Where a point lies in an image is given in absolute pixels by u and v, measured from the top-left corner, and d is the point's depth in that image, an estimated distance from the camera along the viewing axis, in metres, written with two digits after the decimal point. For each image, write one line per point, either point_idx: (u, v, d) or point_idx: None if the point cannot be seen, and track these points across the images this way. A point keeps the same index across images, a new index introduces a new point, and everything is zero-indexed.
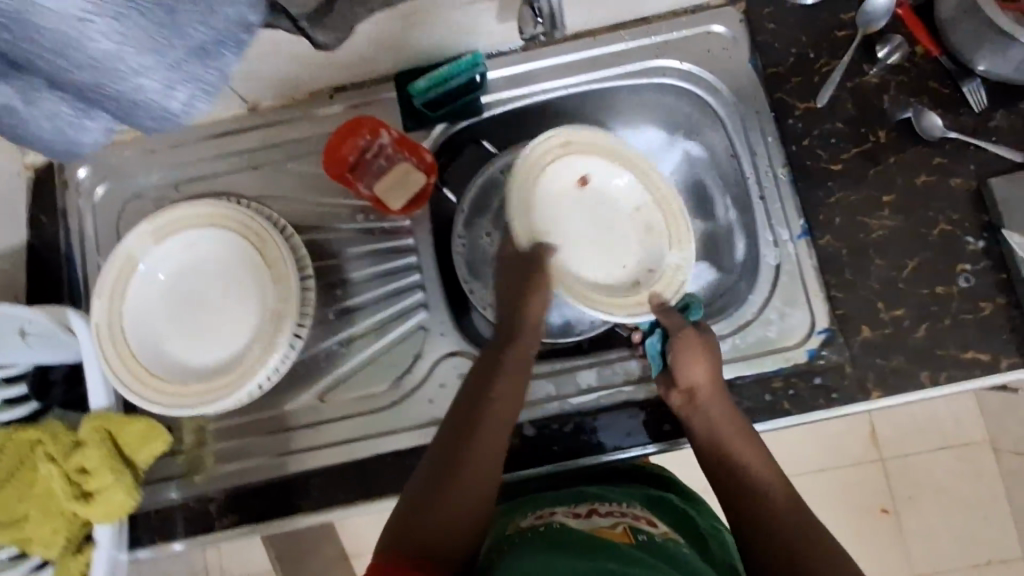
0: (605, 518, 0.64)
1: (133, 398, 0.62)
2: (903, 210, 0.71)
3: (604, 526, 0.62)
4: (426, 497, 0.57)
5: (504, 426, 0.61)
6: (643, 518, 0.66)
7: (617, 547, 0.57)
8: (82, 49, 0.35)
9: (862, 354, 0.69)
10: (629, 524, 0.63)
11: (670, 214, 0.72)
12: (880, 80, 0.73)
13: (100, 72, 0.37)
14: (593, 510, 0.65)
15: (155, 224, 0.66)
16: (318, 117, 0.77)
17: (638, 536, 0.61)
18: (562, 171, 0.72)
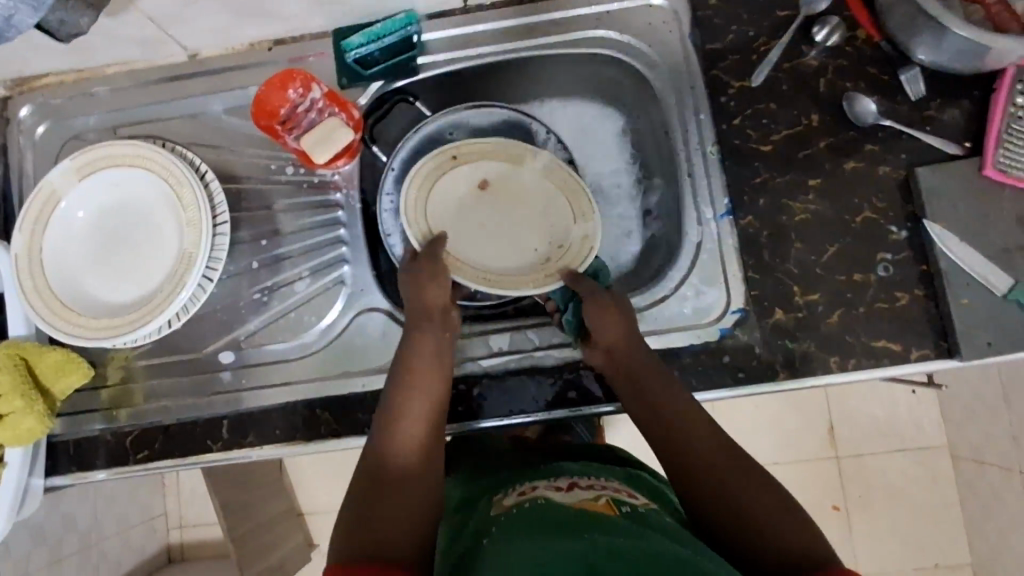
0: (587, 492, 0.60)
1: (44, 326, 0.64)
2: (827, 195, 0.70)
3: (587, 499, 0.58)
4: (383, 499, 0.58)
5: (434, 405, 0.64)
6: (623, 490, 0.62)
7: (602, 518, 0.53)
8: None
9: (772, 337, 0.69)
10: (611, 497, 0.60)
11: (573, 191, 0.75)
12: (818, 63, 0.72)
13: None
14: (575, 484, 0.62)
15: (77, 161, 0.67)
16: (256, 68, 0.77)
17: (623, 508, 0.57)
18: (458, 179, 0.76)
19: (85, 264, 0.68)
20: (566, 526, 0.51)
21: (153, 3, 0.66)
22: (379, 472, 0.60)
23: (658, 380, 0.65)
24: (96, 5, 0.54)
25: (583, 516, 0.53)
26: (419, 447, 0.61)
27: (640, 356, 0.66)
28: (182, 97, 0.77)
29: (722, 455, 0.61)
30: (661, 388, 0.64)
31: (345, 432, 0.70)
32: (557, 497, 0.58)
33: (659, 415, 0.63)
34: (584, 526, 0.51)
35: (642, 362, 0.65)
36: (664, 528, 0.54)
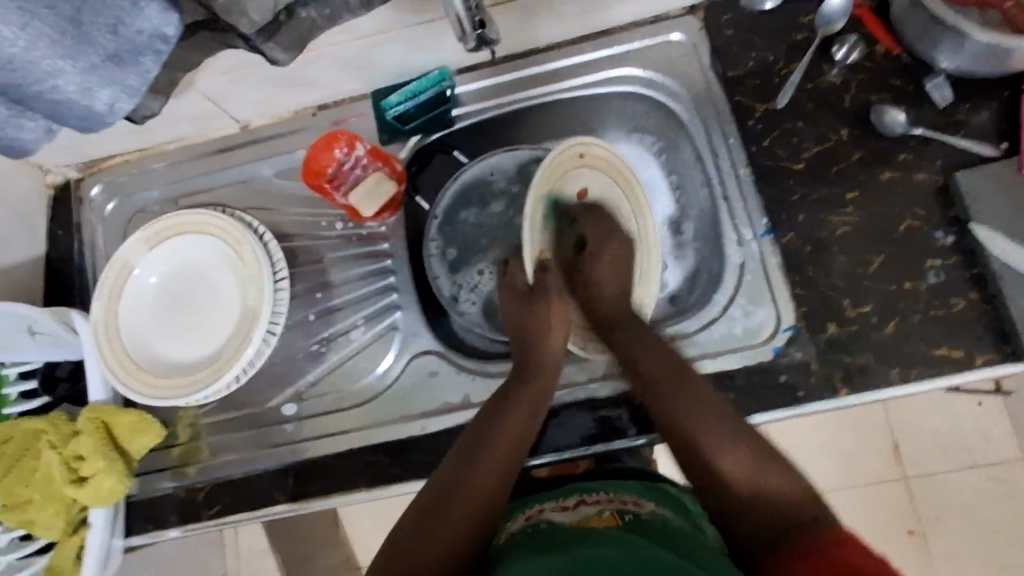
0: (592, 508, 0.62)
1: (123, 389, 0.68)
2: (867, 206, 0.71)
3: (592, 517, 0.60)
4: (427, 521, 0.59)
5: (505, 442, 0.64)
6: (630, 500, 0.64)
7: (602, 531, 0.55)
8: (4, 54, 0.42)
9: (826, 351, 0.68)
10: (614, 510, 0.61)
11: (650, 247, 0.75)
12: (841, 80, 0.73)
13: (24, 72, 0.44)
14: (581, 501, 0.63)
15: (147, 232, 0.72)
16: (300, 133, 0.82)
17: (625, 519, 0.60)
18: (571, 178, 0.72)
19: (155, 327, 0.72)
20: (555, 544, 0.53)
21: (206, 83, 0.72)
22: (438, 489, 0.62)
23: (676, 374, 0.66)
24: (165, 91, 0.59)
25: (586, 531, 0.55)
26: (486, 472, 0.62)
27: (646, 341, 0.69)
28: (235, 165, 0.82)
29: (741, 457, 0.59)
30: (681, 381, 0.65)
31: (407, 475, 0.71)
32: (560, 517, 0.61)
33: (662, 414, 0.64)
34: (579, 541, 0.53)
35: (652, 353, 0.68)
36: (666, 539, 0.56)
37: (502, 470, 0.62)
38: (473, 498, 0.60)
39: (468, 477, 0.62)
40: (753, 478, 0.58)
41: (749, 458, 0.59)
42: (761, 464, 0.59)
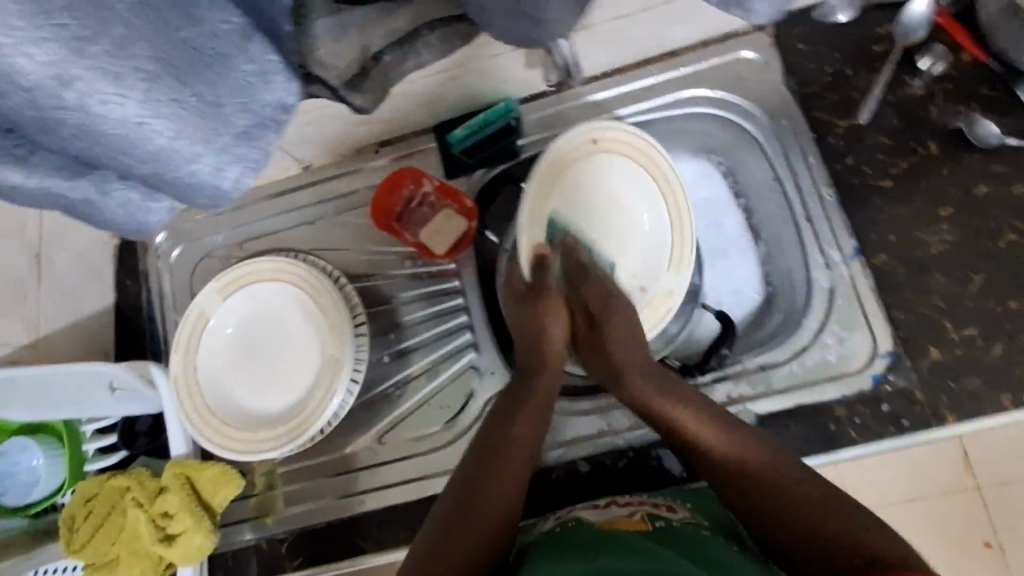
0: (622, 510, 0.62)
1: (208, 444, 0.68)
2: (963, 222, 0.68)
3: (621, 517, 0.60)
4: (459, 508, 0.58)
5: (528, 426, 0.64)
6: (663, 503, 0.63)
7: (623, 536, 0.55)
8: (128, 140, 0.30)
9: (931, 378, 0.65)
10: (647, 512, 0.61)
11: (679, 235, 0.71)
12: (924, 91, 0.71)
13: (158, 161, 0.31)
14: (613, 503, 0.64)
15: (220, 283, 0.71)
16: (364, 170, 0.81)
17: (657, 522, 0.59)
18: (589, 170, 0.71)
19: (233, 377, 0.71)
20: (578, 553, 0.54)
21: None
22: (466, 475, 0.61)
23: (657, 382, 0.65)
24: None
25: (606, 539, 0.55)
26: (515, 455, 0.62)
27: (631, 344, 0.66)
28: (301, 206, 0.82)
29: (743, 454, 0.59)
30: (669, 396, 0.64)
31: None
32: (589, 515, 0.62)
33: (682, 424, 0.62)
34: (599, 549, 0.53)
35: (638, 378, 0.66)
36: (696, 545, 0.54)
37: (524, 452, 0.63)
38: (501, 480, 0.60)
39: (493, 468, 0.61)
40: (784, 481, 0.56)
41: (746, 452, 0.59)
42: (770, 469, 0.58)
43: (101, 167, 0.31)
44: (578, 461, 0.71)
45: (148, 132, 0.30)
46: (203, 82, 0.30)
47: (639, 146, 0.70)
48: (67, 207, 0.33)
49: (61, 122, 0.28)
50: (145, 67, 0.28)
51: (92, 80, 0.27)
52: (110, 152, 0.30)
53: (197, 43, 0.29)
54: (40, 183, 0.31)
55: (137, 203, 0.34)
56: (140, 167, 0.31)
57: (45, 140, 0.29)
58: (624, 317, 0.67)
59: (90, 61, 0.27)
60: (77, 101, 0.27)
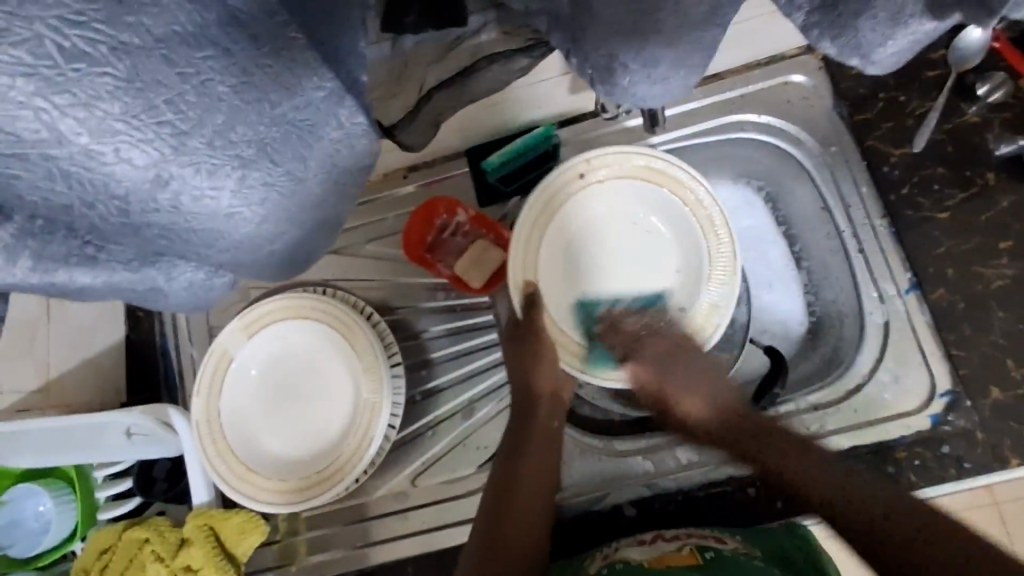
0: (669, 543, 0.60)
1: (235, 495, 0.63)
2: (1023, 256, 0.65)
3: (670, 552, 0.58)
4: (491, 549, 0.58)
5: (537, 452, 0.64)
6: (712, 535, 0.61)
7: None
8: (206, 225, 0.30)
9: (993, 419, 0.63)
10: (697, 544, 0.59)
11: (716, 246, 0.67)
12: (980, 120, 0.69)
13: (236, 243, 0.32)
14: (659, 536, 0.62)
15: (244, 319, 0.67)
16: (391, 197, 0.77)
17: (707, 554, 0.57)
18: (590, 200, 0.69)
19: (260, 420, 0.67)
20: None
21: None
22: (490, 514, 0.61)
23: (733, 423, 0.65)
24: None
25: None
26: (534, 487, 0.62)
27: (703, 398, 0.66)
28: None
29: (820, 480, 0.56)
30: (750, 437, 0.63)
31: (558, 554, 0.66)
32: (635, 553, 0.59)
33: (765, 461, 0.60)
34: None
35: (710, 421, 0.66)
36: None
37: (542, 480, 0.63)
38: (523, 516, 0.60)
39: (512, 497, 0.61)
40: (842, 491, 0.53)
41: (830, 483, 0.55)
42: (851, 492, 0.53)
43: (172, 255, 0.32)
44: (624, 504, 0.68)
45: (236, 221, 0.31)
46: (294, 158, 0.31)
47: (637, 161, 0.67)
48: (138, 295, 0.33)
49: (148, 224, 0.29)
50: (243, 153, 0.29)
51: (189, 174, 0.28)
52: (188, 237, 0.30)
53: (293, 118, 0.30)
54: (110, 280, 0.32)
55: (204, 280, 0.34)
56: (218, 254, 0.32)
57: (123, 241, 0.30)
58: (701, 370, 0.66)
59: (189, 157, 0.28)
60: (170, 201, 0.28)
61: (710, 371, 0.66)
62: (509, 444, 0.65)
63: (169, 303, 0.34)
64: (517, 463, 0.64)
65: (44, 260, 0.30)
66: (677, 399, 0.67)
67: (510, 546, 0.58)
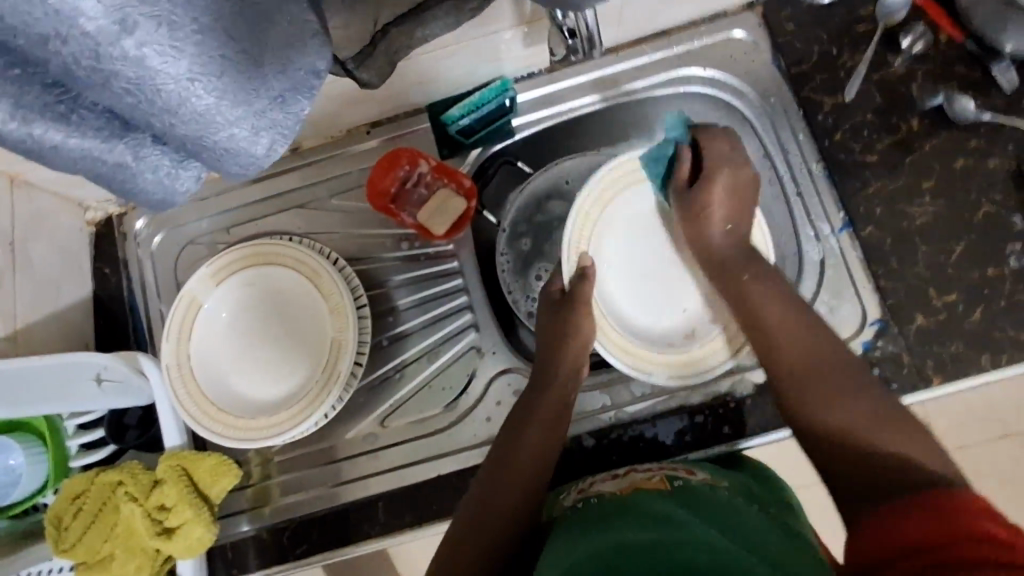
0: (643, 473, 0.63)
1: (202, 431, 0.65)
2: (944, 194, 0.71)
3: (641, 480, 0.62)
4: (483, 519, 0.61)
5: (541, 429, 0.65)
6: (683, 468, 0.64)
7: (647, 504, 0.55)
8: (166, 106, 0.29)
9: (917, 343, 0.68)
10: (667, 474, 0.62)
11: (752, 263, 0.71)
12: (906, 70, 0.74)
13: (199, 130, 0.31)
14: (632, 471, 0.64)
15: (212, 268, 0.69)
16: (356, 152, 0.80)
17: (676, 482, 0.60)
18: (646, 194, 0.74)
19: (229, 363, 0.69)
20: (590, 524, 0.54)
21: None
22: (487, 484, 0.63)
23: (740, 255, 0.67)
24: None
25: (628, 507, 0.55)
26: (531, 458, 0.64)
27: (733, 203, 0.68)
28: (291, 189, 0.80)
29: (801, 339, 0.60)
30: (741, 280, 0.65)
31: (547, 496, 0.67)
32: (606, 486, 0.62)
33: (781, 358, 0.60)
34: (612, 523, 0.53)
35: (721, 243, 0.67)
36: (711, 504, 0.55)
37: (544, 452, 0.64)
38: (518, 484, 0.62)
39: (513, 466, 0.63)
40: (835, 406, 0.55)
41: (808, 352, 0.59)
42: (834, 365, 0.58)
43: (139, 128, 0.31)
44: (581, 435, 0.72)
45: (196, 90, 0.29)
46: (253, 39, 0.31)
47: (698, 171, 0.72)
48: (103, 175, 0.33)
49: (115, 77, 0.28)
50: (201, 19, 0.29)
51: (152, 29, 0.27)
52: (150, 112, 0.30)
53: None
54: (80, 145, 0.31)
55: (169, 169, 0.34)
56: (182, 128, 0.31)
57: (92, 96, 0.29)
58: (734, 186, 0.67)
59: (150, 8, 0.27)
60: (135, 51, 0.27)
61: (745, 185, 0.68)
62: (516, 415, 0.67)
63: (139, 193, 0.34)
64: (518, 435, 0.65)
65: (22, 106, 0.29)
66: (706, 196, 0.67)
67: (503, 508, 0.61)
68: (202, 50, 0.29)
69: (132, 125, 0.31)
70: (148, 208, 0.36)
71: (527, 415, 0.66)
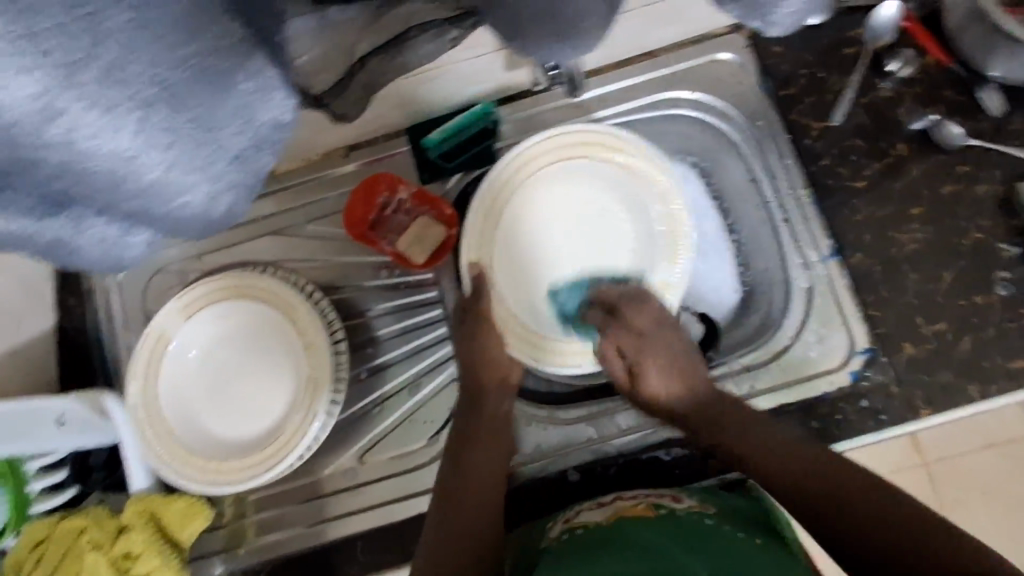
0: (628, 500, 0.61)
1: (172, 476, 0.63)
2: (932, 221, 0.70)
3: (627, 507, 0.60)
4: (442, 548, 0.58)
5: (487, 443, 0.65)
6: (670, 493, 0.62)
7: (637, 535, 0.55)
8: (101, 183, 0.28)
9: (907, 372, 0.67)
10: (652, 501, 0.60)
11: (671, 224, 0.70)
12: (893, 93, 0.73)
13: (144, 202, 0.29)
14: (618, 496, 0.62)
15: (182, 300, 0.66)
16: (332, 177, 0.77)
17: (660, 510, 0.59)
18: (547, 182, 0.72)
19: (201, 400, 0.66)
20: (586, 560, 0.53)
21: None
22: (446, 509, 0.61)
23: (706, 404, 0.64)
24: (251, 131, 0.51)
25: (617, 538, 0.55)
26: (484, 474, 0.63)
27: (671, 369, 0.65)
28: (266, 215, 0.77)
29: (776, 454, 0.59)
30: (721, 419, 0.63)
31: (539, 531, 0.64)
32: (593, 514, 0.60)
33: (775, 475, 0.58)
34: (603, 555, 0.53)
35: (683, 400, 0.65)
36: (687, 535, 0.54)
37: (492, 467, 0.64)
38: (477, 501, 0.62)
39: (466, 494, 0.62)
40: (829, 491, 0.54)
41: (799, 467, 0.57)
42: (810, 471, 0.56)
43: (79, 204, 0.29)
44: (568, 469, 0.70)
45: (141, 165, 0.28)
46: (204, 106, 0.28)
47: (587, 142, 0.70)
48: (41, 251, 0.31)
49: (41, 162, 0.26)
50: (142, 93, 0.26)
51: (81, 110, 0.25)
52: (88, 190, 0.28)
53: (198, 63, 0.27)
54: (12, 227, 0.29)
55: (116, 238, 0.31)
56: (126, 203, 0.29)
57: (21, 181, 0.27)
58: (661, 333, 0.66)
59: (80, 89, 0.25)
60: (63, 136, 0.25)
61: (672, 333, 0.66)
62: (459, 431, 0.66)
63: (87, 263, 0.32)
64: (464, 451, 0.64)
65: None
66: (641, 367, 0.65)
67: (464, 538, 0.59)
68: (143, 122, 0.27)
69: (69, 202, 0.29)
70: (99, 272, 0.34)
71: (471, 430, 0.66)
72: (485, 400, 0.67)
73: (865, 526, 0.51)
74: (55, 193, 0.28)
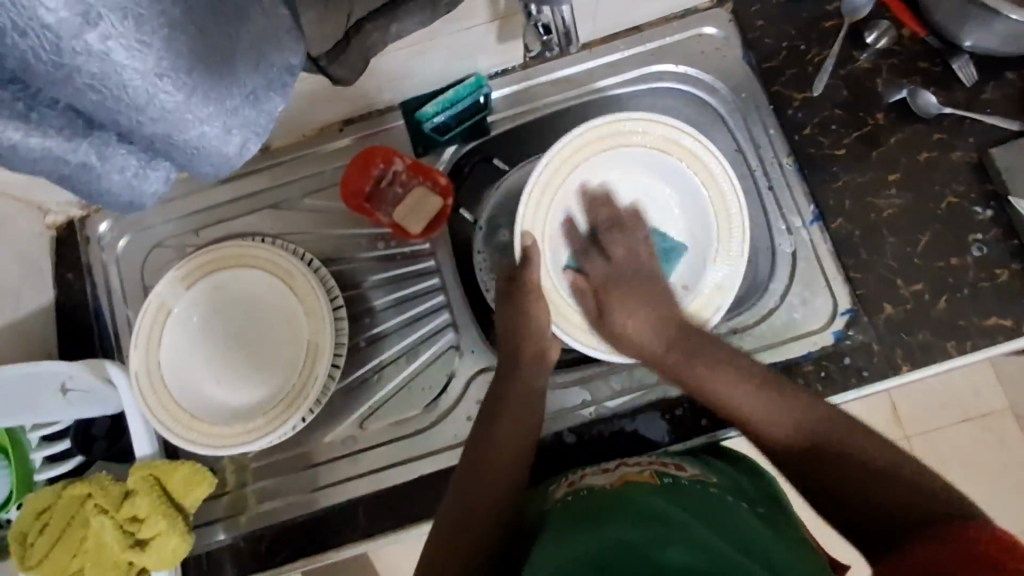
0: (632, 468, 0.63)
1: (178, 439, 0.63)
2: (909, 186, 0.73)
3: (632, 475, 0.61)
4: (463, 519, 0.60)
5: (514, 413, 0.66)
6: (673, 464, 0.64)
7: (644, 499, 0.55)
8: (128, 99, 0.29)
9: (887, 332, 0.70)
10: (658, 470, 0.62)
11: (716, 207, 0.70)
12: (871, 65, 0.76)
13: (165, 127, 0.31)
14: (623, 464, 0.64)
15: (181, 271, 0.67)
16: (327, 151, 0.78)
17: (666, 479, 0.60)
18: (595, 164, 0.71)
19: (203, 369, 0.67)
20: (585, 519, 0.53)
21: None
22: (466, 481, 0.63)
23: (679, 346, 0.67)
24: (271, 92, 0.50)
25: (625, 501, 0.55)
26: (509, 447, 0.64)
27: (638, 314, 0.69)
28: (263, 190, 0.78)
29: (756, 394, 0.61)
30: (698, 361, 0.65)
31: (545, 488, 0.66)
32: (599, 480, 0.61)
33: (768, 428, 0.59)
34: (606, 520, 0.53)
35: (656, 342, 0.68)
36: (701, 504, 0.56)
37: (519, 442, 0.65)
38: (498, 474, 0.63)
39: (481, 467, 0.64)
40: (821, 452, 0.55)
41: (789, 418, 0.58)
42: (798, 420, 0.58)
43: (104, 128, 0.31)
44: (564, 432, 0.72)
45: (166, 87, 0.29)
46: (226, 36, 0.31)
47: (653, 130, 0.69)
48: (67, 175, 0.33)
49: (78, 70, 0.27)
50: (172, 15, 0.28)
51: (118, 22, 0.26)
52: (114, 106, 0.29)
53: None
54: (42, 144, 0.31)
55: (136, 170, 0.34)
56: (150, 126, 0.30)
57: (53, 94, 0.29)
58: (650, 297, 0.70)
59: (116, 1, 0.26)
60: (99, 45, 0.27)
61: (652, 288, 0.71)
62: (488, 407, 0.68)
63: (105, 193, 0.35)
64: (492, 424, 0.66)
65: None
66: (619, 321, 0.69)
67: (476, 508, 0.61)
68: (169, 44, 0.28)
69: (96, 124, 0.31)
70: (114, 209, 0.37)
71: (501, 402, 0.67)
72: (517, 375, 0.69)
73: (845, 489, 0.53)
74: (85, 112, 0.30)
